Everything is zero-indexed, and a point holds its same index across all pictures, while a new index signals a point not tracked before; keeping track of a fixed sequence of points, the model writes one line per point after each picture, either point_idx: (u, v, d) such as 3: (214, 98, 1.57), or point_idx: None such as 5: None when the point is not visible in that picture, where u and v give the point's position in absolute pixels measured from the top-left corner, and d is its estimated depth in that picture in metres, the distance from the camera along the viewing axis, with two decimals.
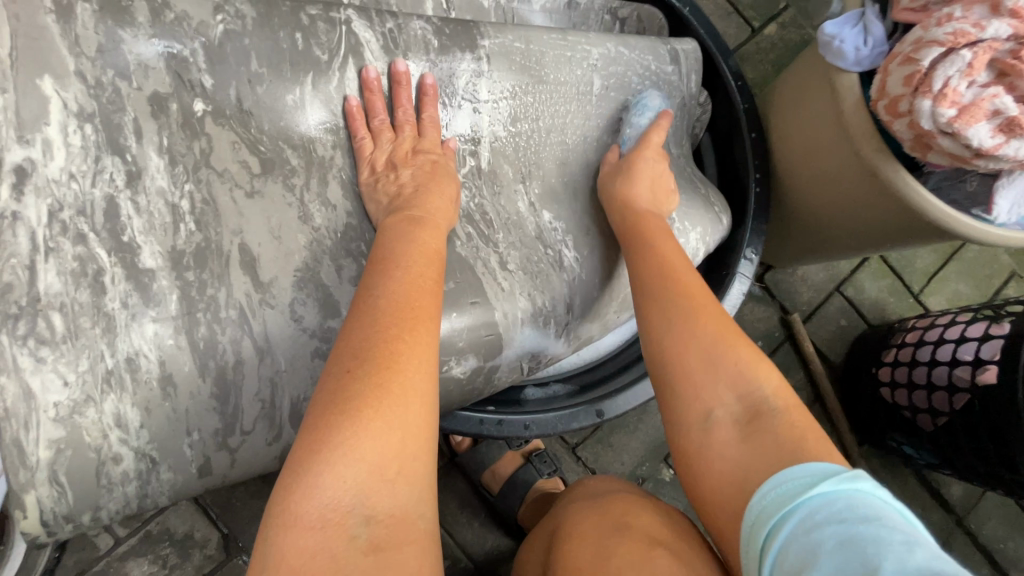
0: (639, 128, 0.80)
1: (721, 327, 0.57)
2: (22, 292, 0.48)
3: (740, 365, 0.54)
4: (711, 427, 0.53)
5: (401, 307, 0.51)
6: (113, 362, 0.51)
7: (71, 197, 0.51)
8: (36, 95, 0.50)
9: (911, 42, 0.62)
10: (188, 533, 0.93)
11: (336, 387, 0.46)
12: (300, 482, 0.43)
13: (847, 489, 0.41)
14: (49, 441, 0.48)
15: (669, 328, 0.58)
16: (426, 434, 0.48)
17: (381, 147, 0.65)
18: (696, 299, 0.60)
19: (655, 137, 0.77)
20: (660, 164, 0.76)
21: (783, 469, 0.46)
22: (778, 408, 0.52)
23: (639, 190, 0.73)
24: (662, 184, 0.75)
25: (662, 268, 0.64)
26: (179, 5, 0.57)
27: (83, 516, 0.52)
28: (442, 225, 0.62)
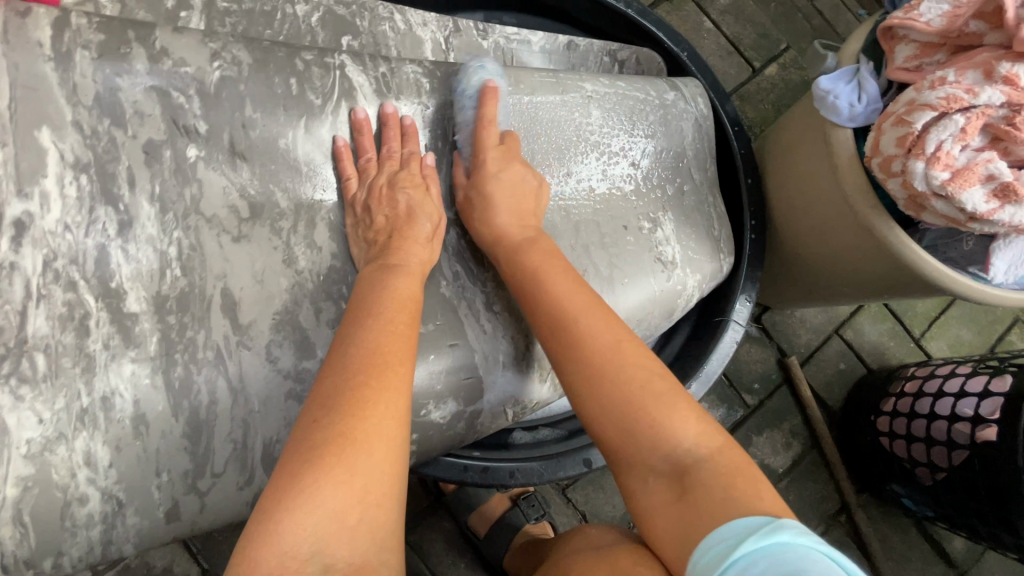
0: (467, 127, 0.70)
1: (629, 392, 0.53)
2: (12, 335, 0.48)
3: (657, 424, 0.52)
4: (648, 494, 0.52)
5: (376, 352, 0.50)
6: (88, 401, 0.50)
7: (65, 247, 0.51)
8: (35, 149, 0.50)
9: (904, 103, 0.62)
10: (167, 568, 0.92)
11: (302, 437, 0.45)
12: (262, 529, 0.42)
13: (773, 541, 0.40)
14: (17, 479, 0.47)
15: (585, 404, 0.55)
16: (391, 485, 0.46)
17: (364, 185, 0.64)
18: (596, 361, 0.55)
19: (488, 133, 0.67)
20: (516, 168, 0.67)
21: (715, 529, 0.45)
22: (705, 462, 0.50)
23: (501, 215, 0.66)
24: (528, 199, 0.68)
25: (556, 318, 0.59)
26: (177, 51, 0.57)
27: (44, 563, 0.49)
28: (419, 273, 0.60)
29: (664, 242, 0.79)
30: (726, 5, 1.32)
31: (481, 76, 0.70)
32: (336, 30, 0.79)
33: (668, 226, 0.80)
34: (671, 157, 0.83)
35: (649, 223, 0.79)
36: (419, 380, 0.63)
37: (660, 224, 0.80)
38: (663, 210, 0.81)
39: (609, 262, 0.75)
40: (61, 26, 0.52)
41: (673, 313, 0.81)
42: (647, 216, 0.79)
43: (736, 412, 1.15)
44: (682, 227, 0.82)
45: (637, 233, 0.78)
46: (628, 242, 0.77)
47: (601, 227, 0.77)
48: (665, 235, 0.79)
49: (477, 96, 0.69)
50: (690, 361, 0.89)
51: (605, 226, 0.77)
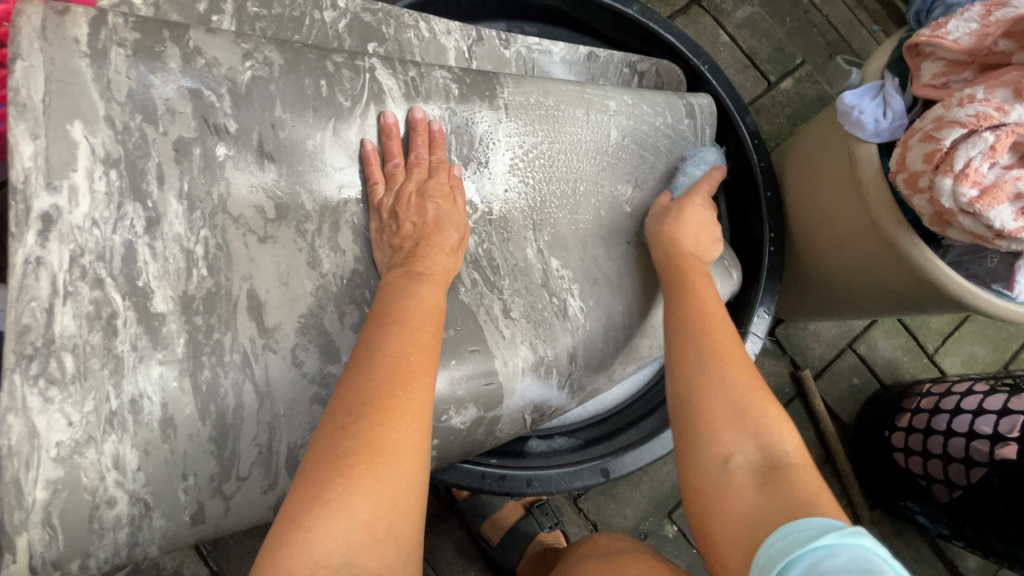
0: (693, 177, 0.80)
1: (748, 380, 0.56)
2: (38, 334, 0.46)
3: (765, 419, 0.54)
4: (728, 472, 0.51)
5: (403, 361, 0.50)
6: (117, 403, 0.49)
7: (93, 243, 0.50)
8: (66, 142, 0.49)
9: (931, 120, 0.62)
10: (177, 569, 0.92)
11: (329, 445, 0.45)
12: (291, 538, 0.41)
13: (850, 543, 0.39)
14: (47, 481, 0.46)
15: (700, 368, 0.57)
16: (415, 496, 0.46)
17: (392, 190, 0.64)
18: (728, 345, 0.59)
19: (706, 184, 0.78)
20: (705, 203, 0.76)
21: (791, 521, 0.45)
22: (797, 466, 0.51)
23: (688, 226, 0.72)
24: (710, 233, 0.75)
25: (702, 306, 0.63)
26: (210, 51, 0.57)
27: (72, 564, 0.49)
28: (441, 282, 0.60)
29: None
30: (742, 19, 1.33)
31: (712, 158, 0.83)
32: (363, 36, 0.80)
33: None
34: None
35: None
36: (440, 385, 0.62)
37: None
38: None
39: (619, 273, 0.77)
40: (99, 25, 0.51)
41: None
42: None
43: None
44: None
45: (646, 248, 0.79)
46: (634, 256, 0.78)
47: (613, 241, 0.78)
48: None
49: (710, 166, 0.81)
50: None
51: (615, 239, 0.78)
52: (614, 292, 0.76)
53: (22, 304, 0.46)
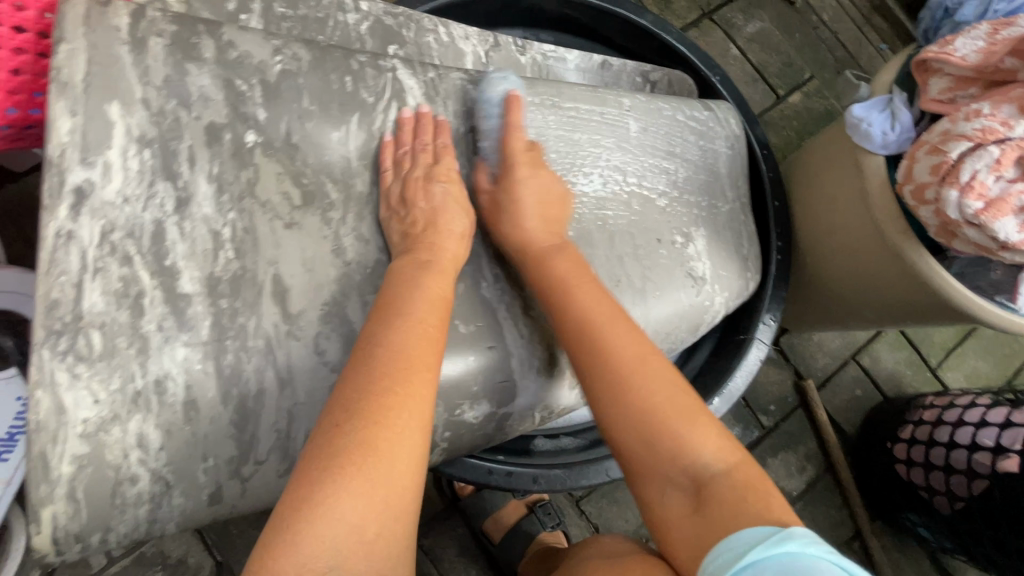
0: (494, 134, 0.70)
1: (658, 405, 0.57)
2: (65, 310, 0.47)
3: (681, 441, 0.55)
4: (665, 504, 0.55)
5: (404, 357, 0.51)
6: (142, 384, 0.48)
7: (123, 220, 0.50)
8: (103, 120, 0.50)
9: (938, 133, 0.64)
10: (182, 558, 0.93)
11: (324, 443, 0.47)
12: (280, 543, 0.43)
13: (780, 552, 0.44)
14: (73, 457, 0.46)
15: (609, 413, 0.58)
16: (409, 495, 0.48)
17: (398, 179, 0.64)
18: (627, 373, 0.58)
19: (516, 141, 0.68)
20: (544, 175, 0.68)
21: (727, 537, 0.48)
22: (726, 476, 0.54)
23: (530, 220, 0.66)
24: (555, 201, 0.68)
25: (588, 332, 0.61)
26: (243, 44, 0.59)
27: (93, 537, 0.49)
28: (449, 270, 0.61)
29: (696, 257, 0.79)
30: (753, 33, 1.35)
31: (505, 85, 0.70)
32: (384, 39, 0.82)
33: (700, 241, 0.80)
34: (706, 180, 0.84)
35: (682, 238, 0.79)
36: (456, 376, 0.63)
37: (692, 240, 0.79)
38: (695, 225, 0.81)
39: (643, 275, 0.74)
40: (139, 16, 0.54)
41: (699, 327, 0.81)
42: (681, 231, 0.79)
43: (751, 432, 1.14)
44: (713, 242, 0.81)
45: (670, 248, 0.77)
46: (661, 255, 0.76)
47: (635, 238, 0.75)
48: (696, 250, 0.79)
49: (501, 105, 0.69)
50: (713, 377, 0.90)
51: (639, 238, 0.75)
52: (635, 296, 0.73)
53: (51, 278, 0.47)
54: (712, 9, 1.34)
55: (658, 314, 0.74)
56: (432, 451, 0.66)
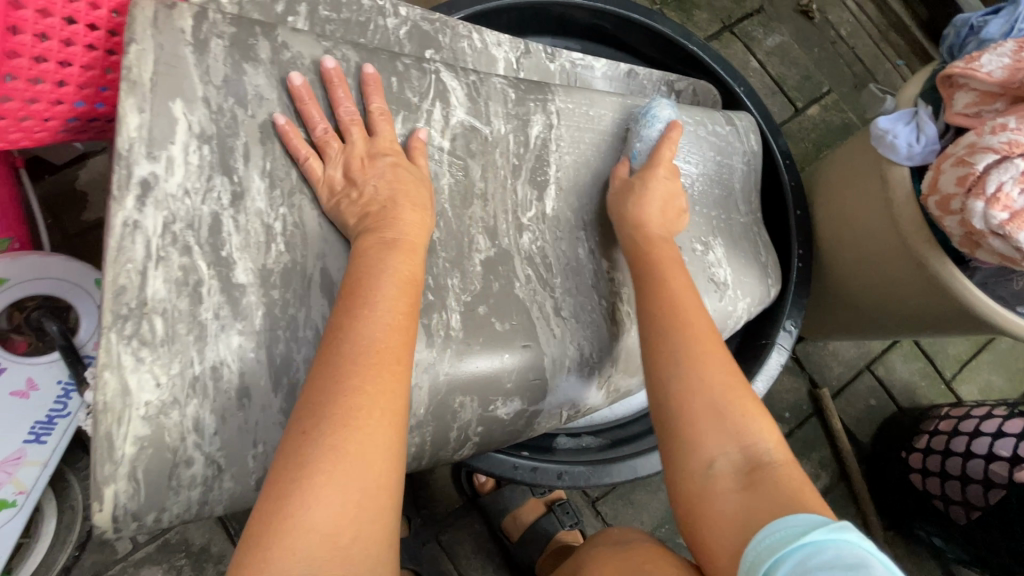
0: (650, 141, 0.76)
1: (725, 379, 0.58)
2: (132, 296, 0.48)
3: (745, 417, 0.57)
4: (711, 478, 0.54)
5: (374, 350, 0.49)
6: (200, 369, 0.50)
7: (183, 211, 0.52)
8: (167, 117, 0.52)
9: (964, 145, 0.66)
10: (205, 546, 0.95)
11: (292, 451, 0.44)
12: (253, 557, 0.41)
13: (837, 539, 0.44)
14: (135, 438, 0.48)
15: (674, 378, 0.59)
16: (387, 496, 0.46)
17: (332, 162, 0.58)
18: (700, 346, 0.60)
19: (666, 152, 0.73)
20: (676, 184, 0.74)
21: (783, 517, 0.48)
22: (777, 463, 0.54)
23: (653, 207, 0.70)
24: (676, 205, 0.73)
25: (666, 305, 0.63)
26: (295, 46, 0.60)
27: (148, 517, 0.50)
28: (417, 247, 0.57)
29: (716, 265, 0.81)
30: (772, 46, 1.38)
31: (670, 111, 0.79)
32: (420, 44, 0.85)
33: (718, 250, 0.82)
34: (721, 195, 0.86)
35: (701, 246, 0.80)
36: (491, 370, 0.65)
37: (710, 248, 0.81)
38: (712, 235, 0.82)
39: None
40: (201, 17, 0.55)
41: (721, 333, 0.83)
42: (699, 240, 0.81)
43: None
44: (730, 252, 0.83)
45: (693, 255, 0.79)
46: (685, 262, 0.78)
47: None
48: (716, 258, 0.81)
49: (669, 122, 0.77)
50: None
51: None
52: None
53: (119, 265, 0.49)
54: (733, 22, 1.37)
55: None
56: (463, 445, 0.68)
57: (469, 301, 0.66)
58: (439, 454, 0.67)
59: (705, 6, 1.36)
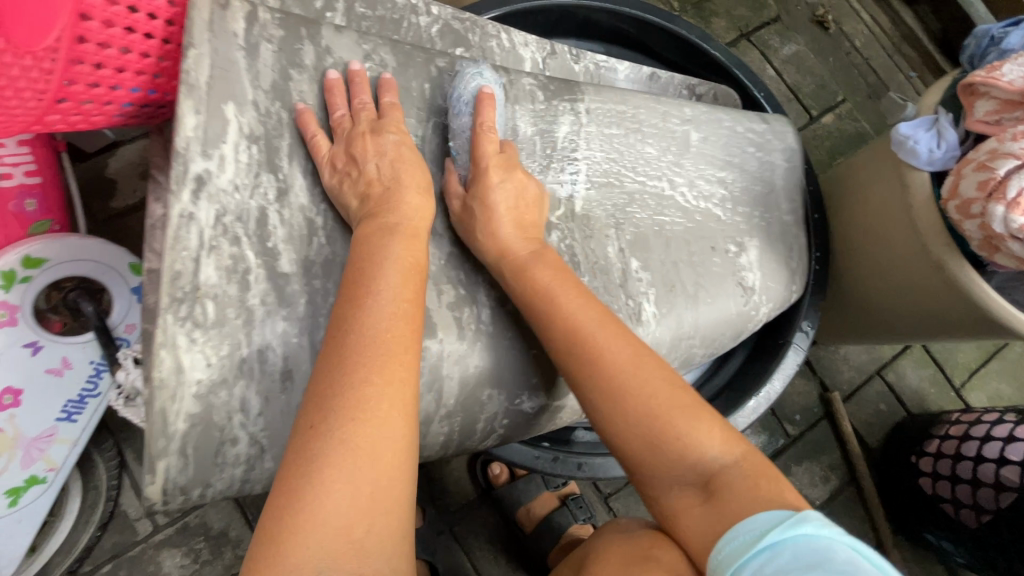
0: (466, 132, 0.65)
1: (654, 407, 0.56)
2: (187, 281, 0.50)
3: (685, 439, 0.55)
4: (677, 498, 0.54)
5: (381, 341, 0.49)
6: (247, 351, 0.52)
7: (233, 205, 0.53)
8: (221, 119, 0.53)
9: (985, 151, 0.67)
10: (223, 530, 0.96)
11: (299, 446, 0.45)
12: (268, 553, 0.41)
13: (796, 533, 0.44)
14: (187, 415, 0.49)
15: (608, 418, 0.57)
16: (400, 486, 0.46)
17: (338, 144, 0.57)
18: (621, 377, 0.57)
19: (486, 146, 0.63)
20: (518, 176, 0.65)
21: (745, 520, 0.48)
22: (730, 467, 0.54)
23: (503, 224, 0.63)
24: (528, 197, 0.65)
25: (574, 335, 0.59)
26: (337, 52, 0.62)
27: (194, 491, 0.52)
28: (421, 234, 0.56)
29: (747, 267, 0.82)
30: (788, 55, 1.40)
31: (477, 81, 0.66)
32: (451, 42, 0.87)
33: (752, 252, 0.83)
34: (762, 192, 0.87)
35: (735, 247, 0.82)
36: (520, 363, 0.67)
37: (745, 249, 0.83)
38: (748, 235, 0.84)
39: (696, 281, 0.77)
40: (252, 20, 0.56)
41: (741, 334, 0.85)
42: (734, 240, 0.82)
43: (777, 440, 1.17)
44: (765, 253, 0.84)
45: (724, 255, 0.80)
46: (714, 263, 0.80)
47: (691, 246, 0.79)
48: (748, 260, 0.83)
49: (473, 102, 0.65)
50: (751, 379, 0.94)
51: (695, 246, 0.79)
52: (688, 301, 0.76)
53: (175, 253, 0.50)
54: (750, 31, 1.39)
55: (706, 319, 0.78)
56: (488, 436, 0.69)
57: (499, 296, 0.67)
58: (465, 443, 0.68)
59: (722, 14, 1.38)
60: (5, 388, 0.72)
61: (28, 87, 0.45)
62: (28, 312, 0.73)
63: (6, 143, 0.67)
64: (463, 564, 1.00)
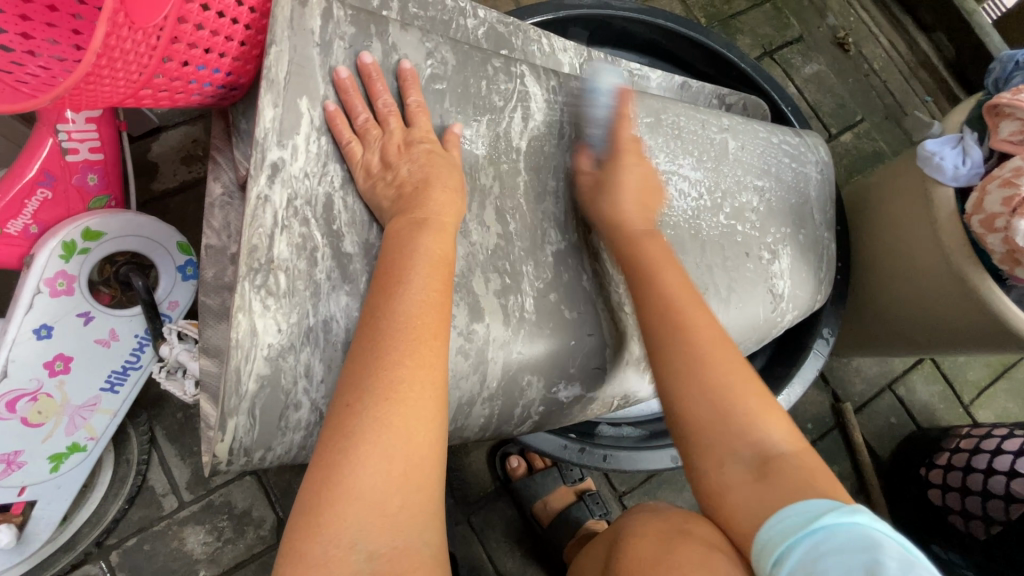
0: (603, 122, 0.74)
1: (731, 381, 0.60)
2: (262, 254, 0.53)
3: (749, 417, 0.58)
4: (722, 475, 0.57)
5: (411, 327, 0.50)
6: (314, 320, 0.55)
7: (304, 191, 0.56)
8: (295, 111, 0.56)
9: (1010, 169, 0.71)
10: (247, 510, 0.97)
11: (336, 423, 0.47)
12: (308, 523, 0.44)
13: (847, 522, 0.47)
14: (258, 376, 0.52)
15: (678, 384, 0.61)
16: (428, 467, 0.48)
17: (369, 148, 0.58)
18: (706, 350, 0.61)
19: (625, 134, 0.72)
20: (644, 164, 0.72)
21: (795, 503, 0.51)
22: (788, 456, 0.57)
23: (629, 205, 0.70)
24: (652, 187, 0.72)
25: (665, 306, 0.64)
26: (402, 48, 0.64)
27: (255, 454, 0.54)
28: (449, 227, 0.57)
29: (777, 275, 0.85)
30: (809, 74, 1.44)
31: (613, 81, 0.77)
32: (496, 44, 0.89)
33: (784, 260, 0.86)
34: (796, 204, 0.90)
35: (769, 254, 0.85)
36: (559, 353, 0.69)
37: (778, 257, 0.86)
38: (783, 243, 0.87)
39: (728, 284, 0.80)
40: (327, 17, 0.59)
41: (764, 338, 0.88)
42: (768, 248, 0.85)
43: None
44: (796, 263, 0.87)
45: (757, 261, 0.83)
46: (748, 269, 0.82)
47: (725, 251, 0.81)
48: (780, 268, 0.85)
49: (613, 96, 0.75)
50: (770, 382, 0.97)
51: (729, 250, 0.82)
52: (720, 305, 0.79)
53: (253, 229, 0.53)
54: (774, 49, 1.43)
55: (736, 323, 0.81)
56: (524, 422, 0.72)
57: (541, 288, 0.70)
58: (502, 428, 0.71)
59: (748, 32, 1.42)
60: (57, 355, 0.74)
61: (134, 62, 0.48)
62: (84, 283, 0.75)
63: (74, 120, 0.69)
64: (479, 553, 1.02)
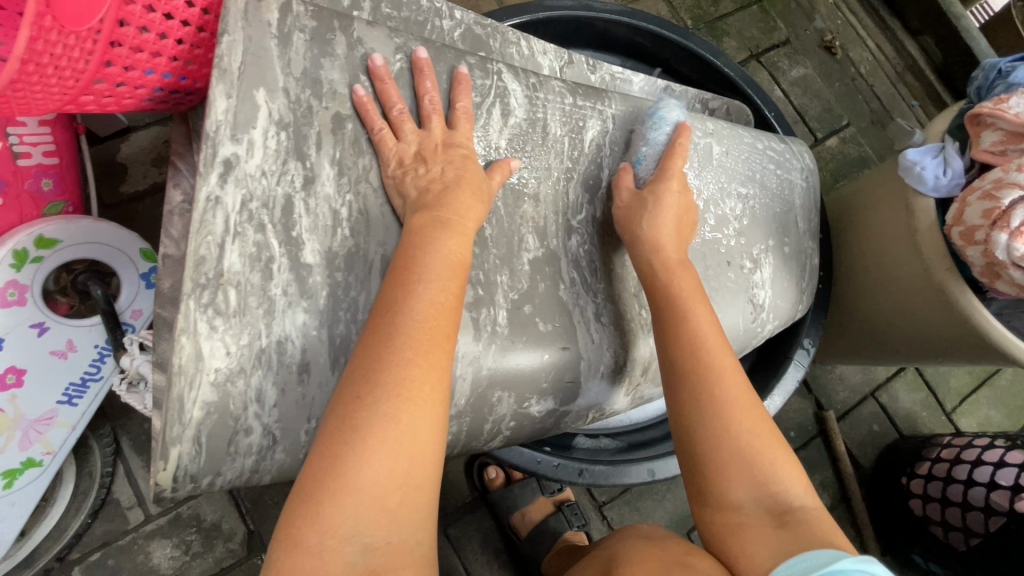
0: (657, 146, 0.75)
1: (753, 434, 0.59)
2: (210, 267, 0.50)
3: (771, 464, 0.58)
4: (742, 512, 0.56)
5: (424, 327, 0.48)
6: (267, 342, 0.52)
7: (260, 191, 0.53)
8: (250, 103, 0.52)
9: (991, 180, 0.69)
10: (216, 523, 0.94)
11: (345, 411, 0.44)
12: (304, 510, 0.41)
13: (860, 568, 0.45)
14: (203, 403, 0.49)
15: (707, 412, 0.59)
16: (433, 465, 0.46)
17: (406, 141, 0.59)
18: (732, 393, 0.60)
19: (671, 162, 0.71)
20: (686, 193, 0.71)
21: (811, 549, 0.50)
22: (808, 508, 0.56)
23: (668, 232, 0.68)
24: (689, 220, 0.71)
25: (695, 343, 0.62)
26: (370, 42, 0.61)
27: (203, 480, 0.52)
28: (469, 230, 0.57)
29: (759, 285, 0.84)
30: (795, 78, 1.43)
31: (677, 115, 0.77)
32: (473, 46, 0.87)
33: (766, 269, 0.85)
34: (781, 212, 0.89)
35: (750, 263, 0.83)
36: (533, 367, 0.67)
37: (760, 266, 0.84)
38: (765, 252, 0.85)
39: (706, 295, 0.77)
40: (286, 10, 0.56)
41: (745, 347, 0.86)
42: (750, 257, 0.83)
43: None
44: (776, 272, 0.86)
45: (739, 270, 0.82)
46: (729, 278, 0.81)
47: (704, 260, 0.79)
48: (762, 277, 0.84)
49: (674, 127, 0.75)
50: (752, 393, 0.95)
51: (708, 260, 0.79)
52: None
53: (200, 237, 0.50)
54: (760, 52, 1.42)
55: None
56: (495, 438, 0.70)
57: (515, 300, 0.68)
58: (471, 444, 0.69)
59: (734, 33, 1.41)
60: (7, 367, 0.72)
61: (68, 68, 0.45)
62: (37, 293, 0.72)
63: (28, 122, 0.67)
64: (454, 567, 1.00)
